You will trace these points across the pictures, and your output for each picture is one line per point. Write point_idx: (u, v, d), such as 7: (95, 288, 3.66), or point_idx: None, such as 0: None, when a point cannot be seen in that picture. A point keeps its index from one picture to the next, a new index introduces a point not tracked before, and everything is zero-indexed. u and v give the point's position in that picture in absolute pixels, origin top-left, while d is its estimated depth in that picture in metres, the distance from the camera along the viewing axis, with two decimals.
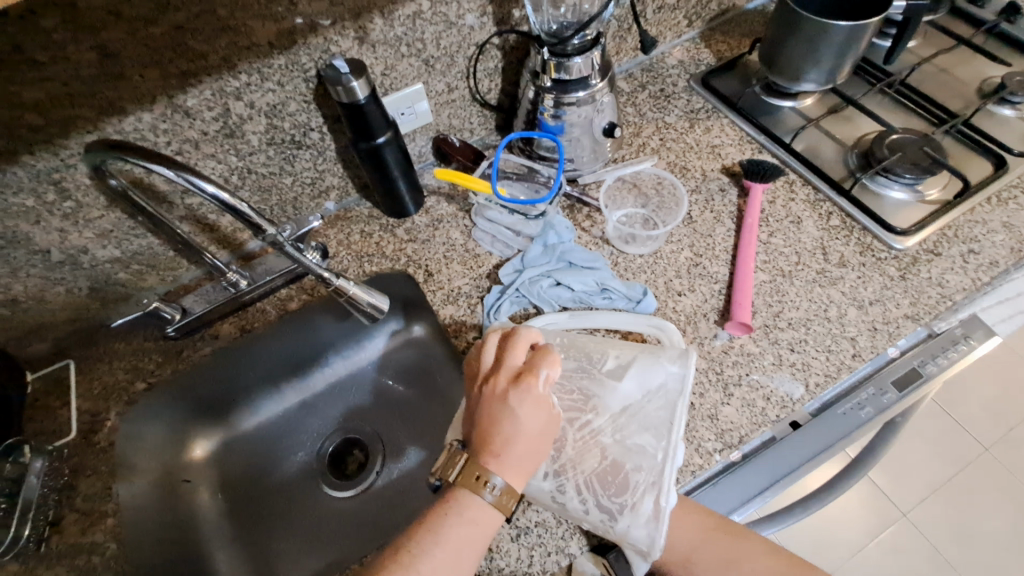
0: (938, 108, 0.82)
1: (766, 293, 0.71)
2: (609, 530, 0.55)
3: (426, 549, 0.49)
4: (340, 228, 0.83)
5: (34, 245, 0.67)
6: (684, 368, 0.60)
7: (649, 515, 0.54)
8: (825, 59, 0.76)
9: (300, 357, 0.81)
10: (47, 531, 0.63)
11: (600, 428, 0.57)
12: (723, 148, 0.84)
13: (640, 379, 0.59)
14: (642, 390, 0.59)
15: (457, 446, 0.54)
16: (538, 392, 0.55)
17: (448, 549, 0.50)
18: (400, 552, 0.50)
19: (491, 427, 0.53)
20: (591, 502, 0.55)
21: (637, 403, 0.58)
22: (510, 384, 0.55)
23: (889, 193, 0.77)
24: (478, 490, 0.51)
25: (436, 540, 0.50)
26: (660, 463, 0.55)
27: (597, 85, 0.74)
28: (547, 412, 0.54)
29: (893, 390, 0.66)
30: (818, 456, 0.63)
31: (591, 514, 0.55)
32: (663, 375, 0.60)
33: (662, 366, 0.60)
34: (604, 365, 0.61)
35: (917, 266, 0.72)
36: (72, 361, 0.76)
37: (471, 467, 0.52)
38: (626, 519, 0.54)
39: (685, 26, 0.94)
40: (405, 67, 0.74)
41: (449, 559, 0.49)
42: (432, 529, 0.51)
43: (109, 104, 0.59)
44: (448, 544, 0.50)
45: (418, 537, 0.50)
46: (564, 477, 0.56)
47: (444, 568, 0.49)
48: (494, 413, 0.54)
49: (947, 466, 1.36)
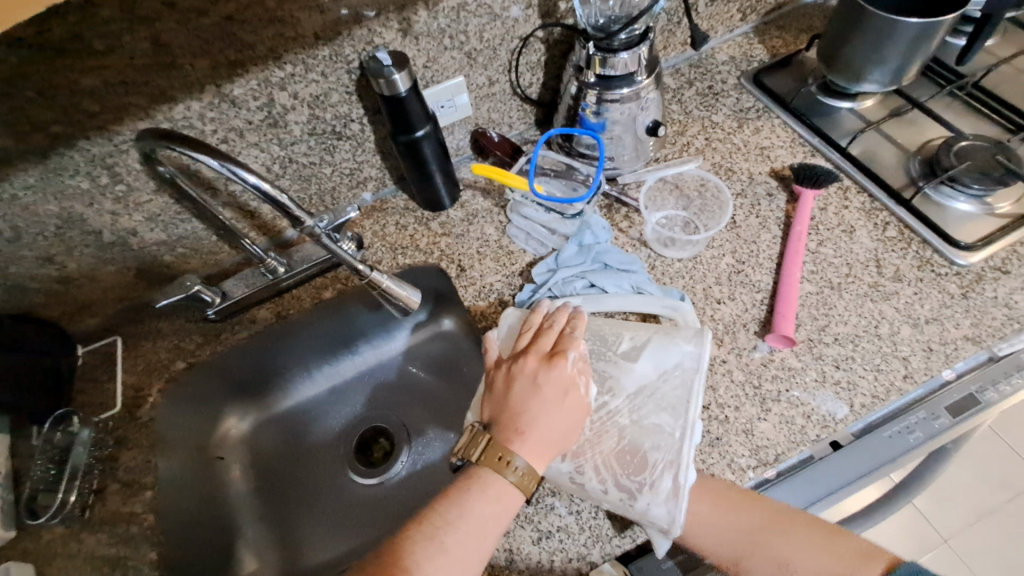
0: (1014, 113, 0.76)
1: (812, 305, 0.68)
2: (629, 509, 0.54)
3: (449, 523, 0.49)
4: (376, 219, 0.84)
5: (88, 226, 0.70)
6: (700, 347, 0.58)
7: (668, 493, 0.53)
8: (892, 58, 0.72)
9: (334, 341, 0.82)
10: (91, 499, 0.65)
11: (617, 409, 0.57)
12: (773, 150, 0.80)
13: (656, 359, 0.58)
14: (657, 370, 0.58)
15: (479, 427, 0.54)
16: (567, 372, 0.55)
17: (470, 524, 0.49)
18: (422, 524, 0.49)
19: (517, 411, 0.54)
20: (610, 482, 0.55)
21: (653, 384, 0.57)
22: (539, 364, 0.56)
23: (954, 204, 0.71)
24: (501, 470, 0.51)
25: (458, 516, 0.49)
26: (678, 441, 0.54)
27: (643, 81, 0.71)
28: (576, 392, 0.55)
29: (946, 415, 0.62)
30: (860, 480, 0.60)
31: (611, 494, 0.55)
32: (678, 355, 0.58)
33: (676, 345, 0.58)
34: (619, 347, 0.60)
35: (982, 284, 0.67)
36: (119, 338, 0.79)
37: (494, 447, 0.52)
38: (645, 498, 0.53)
39: (738, 20, 0.90)
40: (447, 60, 0.73)
41: (471, 534, 0.48)
42: (454, 504, 0.50)
43: (160, 93, 0.61)
44: (471, 519, 0.49)
45: (439, 510, 0.50)
46: (582, 458, 0.56)
47: (468, 543, 0.48)
48: (522, 395, 0.54)
49: (995, 492, 1.30)
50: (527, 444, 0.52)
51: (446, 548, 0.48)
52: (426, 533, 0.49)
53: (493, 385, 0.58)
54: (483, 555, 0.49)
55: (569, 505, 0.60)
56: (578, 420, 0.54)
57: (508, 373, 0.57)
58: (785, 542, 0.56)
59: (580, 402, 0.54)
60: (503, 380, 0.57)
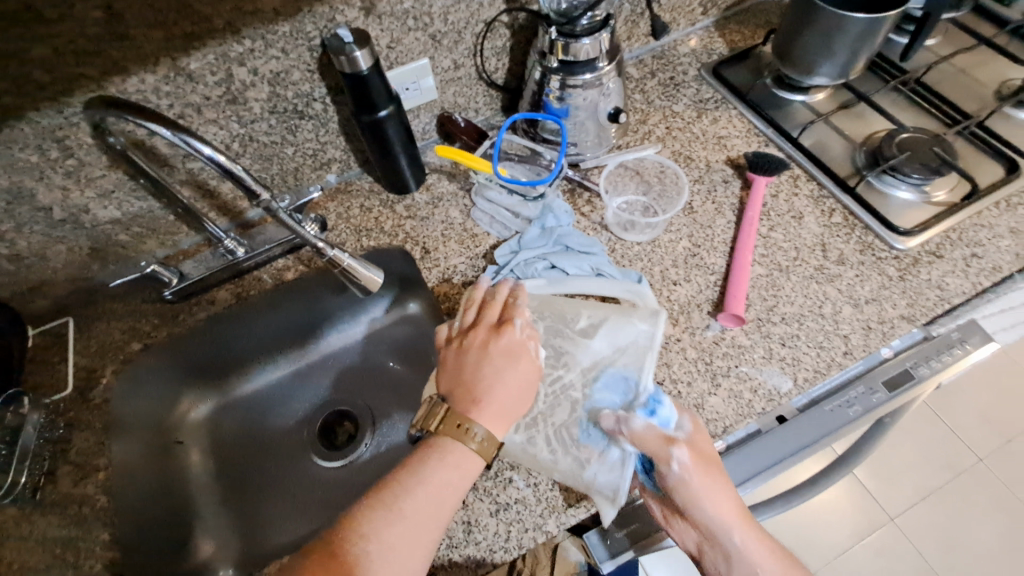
0: (951, 109, 0.80)
1: (761, 287, 0.71)
2: (578, 478, 0.56)
3: (408, 491, 0.49)
4: (340, 201, 0.83)
5: (38, 202, 0.68)
6: (654, 326, 0.59)
7: (615, 464, 0.55)
8: (839, 53, 0.75)
9: (299, 325, 0.82)
10: (42, 480, 0.63)
11: (571, 382, 0.59)
12: (730, 140, 0.83)
13: (611, 337, 0.60)
14: (612, 347, 0.59)
15: (438, 400, 0.54)
16: (517, 338, 0.57)
17: (430, 491, 0.49)
18: (383, 494, 0.49)
19: (473, 381, 0.54)
20: (559, 451, 0.57)
21: (606, 359, 0.59)
22: (488, 334, 0.57)
23: (895, 193, 0.75)
24: (461, 438, 0.51)
25: (418, 482, 0.49)
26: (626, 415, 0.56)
27: (604, 68, 0.73)
28: (528, 355, 0.56)
29: (883, 389, 0.66)
30: (803, 451, 0.63)
31: (560, 464, 0.57)
32: (633, 333, 0.59)
33: (631, 324, 0.59)
34: (576, 324, 0.61)
35: (918, 267, 0.70)
36: (72, 319, 0.73)
37: (453, 416, 0.52)
38: (593, 467, 0.55)
39: (699, 13, 0.92)
40: (412, 41, 0.74)
41: (430, 501, 0.49)
42: (413, 471, 0.50)
43: (113, 64, 0.59)
44: (430, 485, 0.49)
45: (399, 480, 0.50)
46: (535, 429, 0.58)
47: (428, 509, 0.49)
48: (475, 366, 0.55)
49: (938, 472, 1.40)
50: (486, 410, 0.53)
51: (407, 515, 0.48)
52: (385, 501, 0.48)
53: (444, 362, 0.58)
54: (442, 519, 0.49)
55: (527, 478, 0.61)
56: (533, 379, 0.56)
57: (458, 349, 0.58)
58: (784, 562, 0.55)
59: (533, 363, 0.56)
60: (454, 356, 0.58)
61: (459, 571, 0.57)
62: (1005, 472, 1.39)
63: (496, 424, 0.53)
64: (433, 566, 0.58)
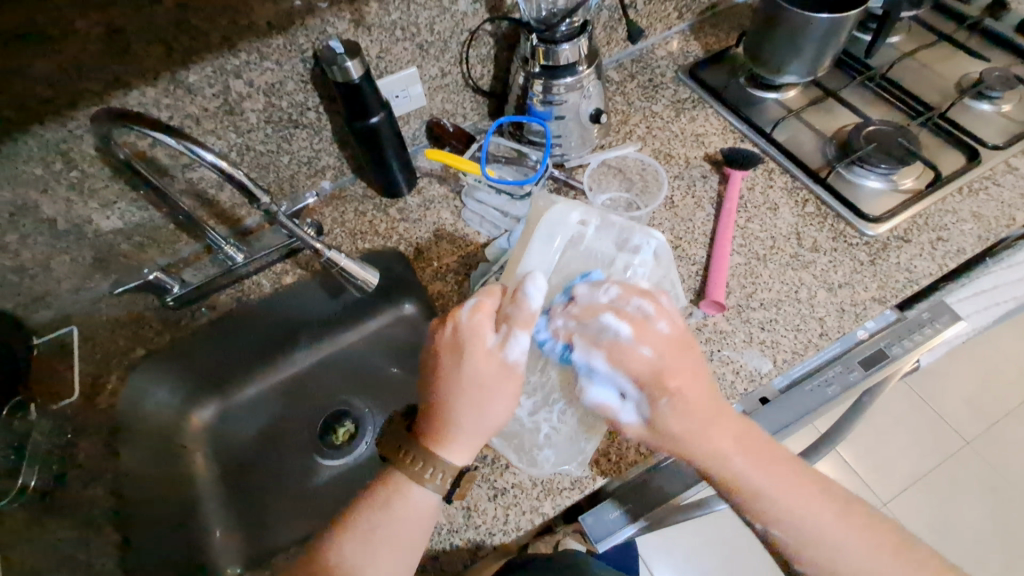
0: (915, 102, 0.85)
1: (740, 275, 0.74)
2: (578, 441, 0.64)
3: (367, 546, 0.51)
4: (335, 207, 0.86)
5: (42, 214, 0.70)
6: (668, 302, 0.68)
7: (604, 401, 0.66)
8: (806, 52, 0.79)
9: (296, 328, 0.85)
10: (52, 484, 0.66)
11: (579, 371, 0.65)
12: (707, 137, 0.87)
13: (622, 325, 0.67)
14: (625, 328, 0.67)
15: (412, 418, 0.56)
16: (464, 323, 0.55)
17: (389, 542, 0.52)
18: (352, 530, 0.52)
19: (432, 388, 0.54)
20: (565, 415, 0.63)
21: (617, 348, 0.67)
22: (446, 333, 0.55)
23: (866, 182, 0.79)
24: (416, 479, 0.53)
25: (377, 536, 0.52)
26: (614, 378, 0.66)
27: (584, 71, 0.76)
28: (472, 346, 0.54)
29: (859, 368, 0.68)
30: (784, 429, 0.67)
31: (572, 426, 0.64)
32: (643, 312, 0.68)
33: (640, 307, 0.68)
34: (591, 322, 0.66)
35: (887, 252, 0.74)
36: (75, 328, 0.76)
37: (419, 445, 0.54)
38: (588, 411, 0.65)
39: (675, 18, 0.97)
40: (400, 51, 0.77)
41: (388, 552, 0.51)
42: (375, 521, 0.52)
43: (115, 78, 0.62)
44: (386, 539, 0.52)
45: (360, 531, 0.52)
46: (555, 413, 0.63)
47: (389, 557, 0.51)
48: (435, 371, 0.55)
49: (926, 457, 1.44)
50: (447, 414, 0.53)
51: (375, 563, 0.51)
52: (350, 538, 0.52)
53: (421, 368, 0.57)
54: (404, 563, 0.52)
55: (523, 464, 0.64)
56: (480, 369, 0.53)
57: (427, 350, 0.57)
58: (783, 482, 0.52)
59: (492, 354, 0.54)
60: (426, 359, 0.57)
61: (459, 554, 0.60)
62: (990, 455, 1.43)
63: (460, 432, 0.53)
64: (435, 550, 0.60)
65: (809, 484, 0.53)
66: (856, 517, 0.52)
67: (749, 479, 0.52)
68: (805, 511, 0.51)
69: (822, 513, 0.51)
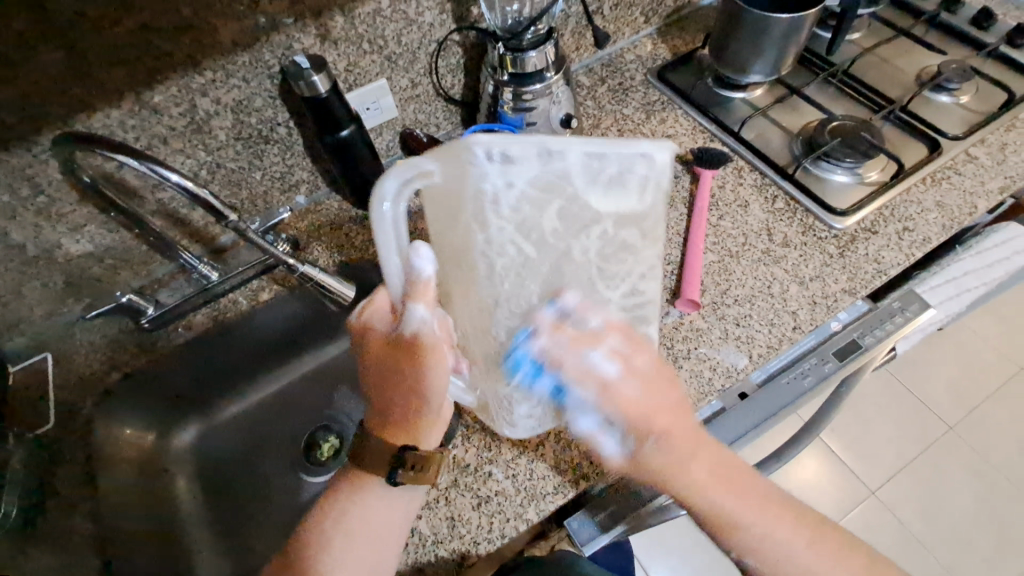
0: (877, 96, 0.87)
1: (714, 273, 0.75)
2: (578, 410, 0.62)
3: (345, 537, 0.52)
4: (310, 221, 0.86)
5: (9, 240, 0.68)
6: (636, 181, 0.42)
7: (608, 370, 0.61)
8: (768, 52, 0.81)
9: (276, 344, 0.85)
10: None
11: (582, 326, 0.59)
12: (678, 138, 0.88)
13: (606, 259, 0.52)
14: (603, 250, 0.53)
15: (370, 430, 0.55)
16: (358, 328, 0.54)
17: (366, 533, 0.52)
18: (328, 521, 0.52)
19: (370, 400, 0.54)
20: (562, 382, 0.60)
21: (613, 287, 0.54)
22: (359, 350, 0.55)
23: (833, 177, 0.81)
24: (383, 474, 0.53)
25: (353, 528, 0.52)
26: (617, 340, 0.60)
27: (553, 78, 0.77)
28: (379, 334, 0.52)
29: (833, 359, 0.70)
30: (765, 422, 0.68)
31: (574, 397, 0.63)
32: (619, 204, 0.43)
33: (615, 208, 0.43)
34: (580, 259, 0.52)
35: (856, 243, 0.76)
36: (49, 354, 0.74)
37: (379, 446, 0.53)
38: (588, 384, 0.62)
39: (642, 22, 0.98)
40: (368, 63, 0.77)
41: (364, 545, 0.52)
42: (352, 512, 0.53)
43: (78, 101, 0.62)
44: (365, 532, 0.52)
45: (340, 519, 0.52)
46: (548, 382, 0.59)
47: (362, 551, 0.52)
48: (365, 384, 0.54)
49: (911, 443, 1.46)
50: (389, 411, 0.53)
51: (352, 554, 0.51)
52: (326, 535, 0.52)
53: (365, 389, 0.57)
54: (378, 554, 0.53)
55: (505, 470, 0.64)
56: (397, 353, 0.51)
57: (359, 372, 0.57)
58: (737, 500, 0.51)
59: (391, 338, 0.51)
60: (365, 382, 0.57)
61: (444, 565, 0.59)
62: (973, 438, 1.46)
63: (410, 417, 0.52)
64: (421, 563, 0.59)
65: (759, 502, 0.52)
66: (820, 545, 0.51)
67: (705, 496, 0.51)
68: (758, 529, 0.51)
69: (780, 533, 0.51)
